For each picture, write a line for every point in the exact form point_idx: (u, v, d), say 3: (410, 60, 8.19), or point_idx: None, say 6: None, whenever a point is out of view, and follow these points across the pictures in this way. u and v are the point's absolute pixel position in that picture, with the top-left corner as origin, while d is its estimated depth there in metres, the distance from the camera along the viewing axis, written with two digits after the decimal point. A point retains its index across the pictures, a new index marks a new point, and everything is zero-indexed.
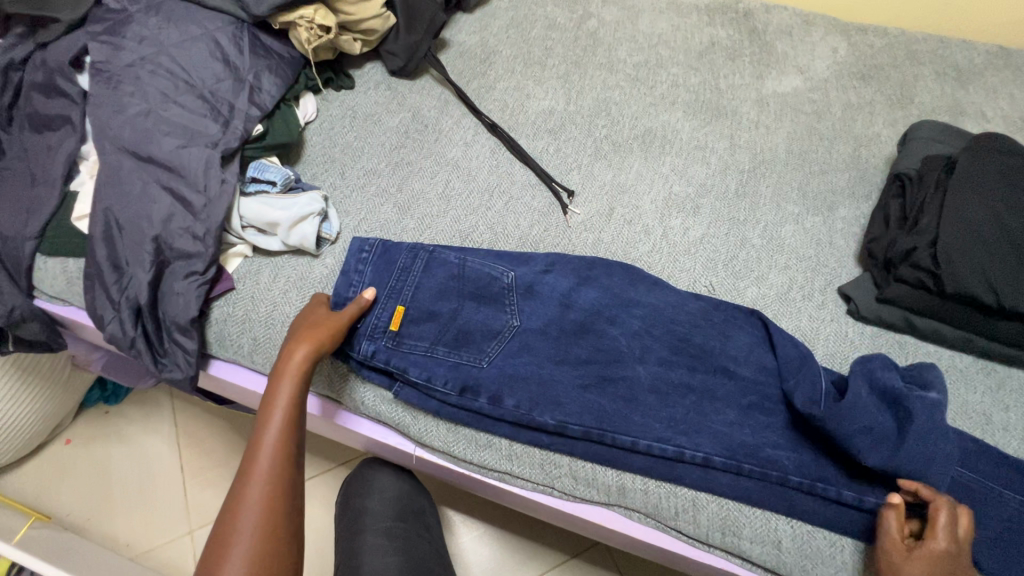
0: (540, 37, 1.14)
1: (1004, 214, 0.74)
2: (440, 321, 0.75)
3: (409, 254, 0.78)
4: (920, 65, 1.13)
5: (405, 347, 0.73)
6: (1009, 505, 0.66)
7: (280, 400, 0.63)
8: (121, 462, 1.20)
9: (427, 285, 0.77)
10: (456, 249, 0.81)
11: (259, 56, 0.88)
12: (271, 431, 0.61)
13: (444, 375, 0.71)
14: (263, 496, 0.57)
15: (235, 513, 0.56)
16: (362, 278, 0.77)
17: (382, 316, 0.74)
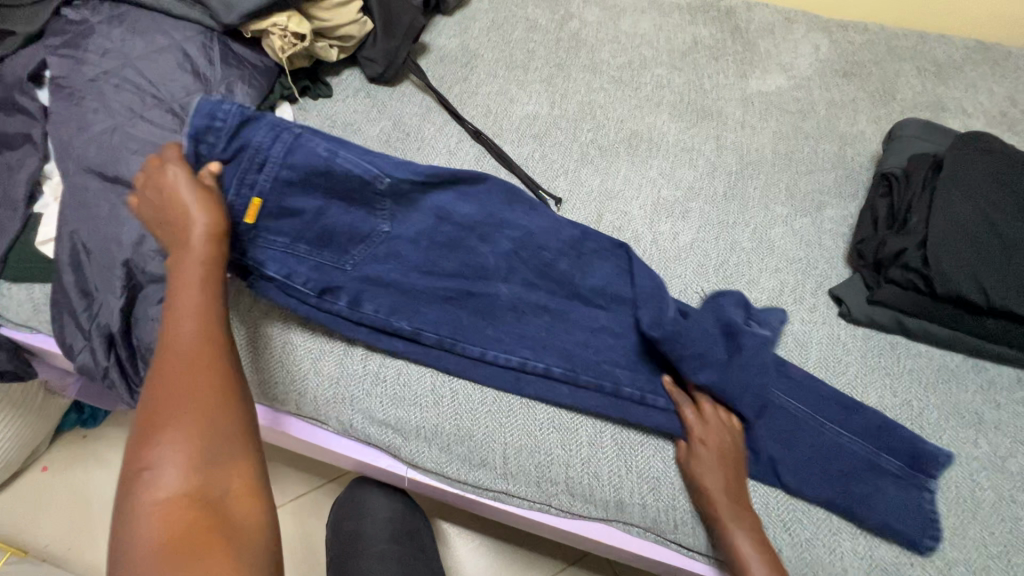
0: (522, 39, 1.12)
1: (991, 213, 0.74)
2: (303, 219, 0.68)
3: (268, 133, 0.66)
4: (901, 60, 1.13)
5: (261, 241, 0.67)
6: (1001, 505, 0.67)
7: (187, 270, 0.54)
8: (101, 487, 1.15)
9: (288, 172, 0.67)
10: (327, 137, 0.69)
11: (230, 66, 0.85)
12: (186, 303, 0.52)
13: (304, 275, 0.68)
14: (192, 369, 0.49)
15: (160, 391, 0.48)
16: (211, 146, 0.63)
17: (235, 200, 0.64)
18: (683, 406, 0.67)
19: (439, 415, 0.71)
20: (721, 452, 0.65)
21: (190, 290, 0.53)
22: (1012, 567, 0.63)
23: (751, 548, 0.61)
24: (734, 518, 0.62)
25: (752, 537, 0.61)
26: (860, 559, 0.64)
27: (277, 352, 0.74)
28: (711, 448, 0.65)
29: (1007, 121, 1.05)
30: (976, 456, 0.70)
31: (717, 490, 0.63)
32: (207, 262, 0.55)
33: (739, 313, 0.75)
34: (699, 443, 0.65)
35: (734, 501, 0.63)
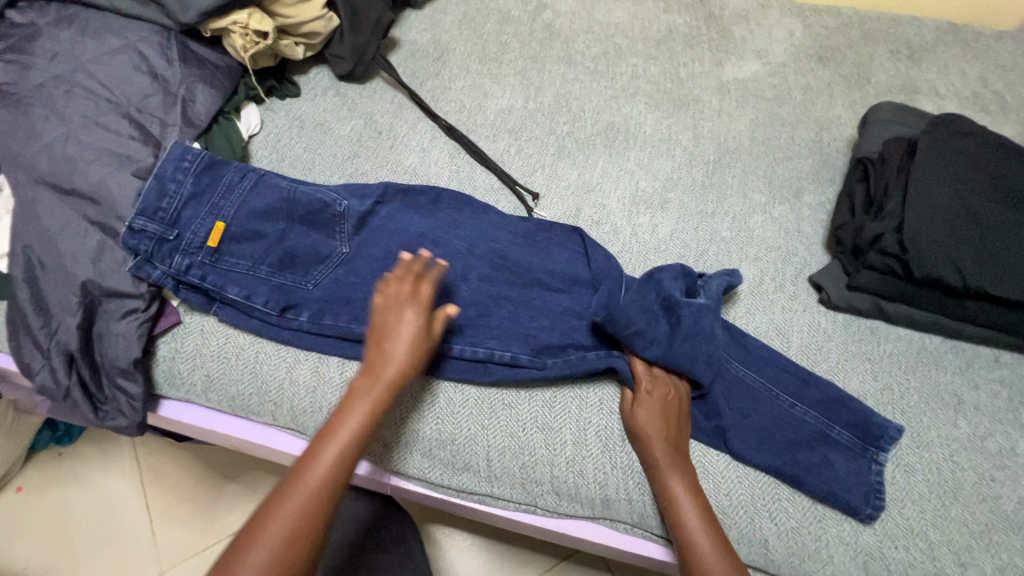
0: (494, 32, 1.10)
1: (966, 195, 0.74)
2: (265, 242, 0.73)
3: (237, 173, 0.75)
4: (874, 44, 1.13)
5: (224, 266, 0.71)
6: (980, 483, 0.68)
7: (359, 404, 0.61)
8: (80, 506, 1.12)
9: (252, 205, 0.74)
10: (291, 178, 0.79)
11: (190, 66, 0.81)
12: (342, 434, 0.59)
13: (265, 293, 0.71)
14: (314, 495, 0.55)
15: (278, 503, 0.54)
16: (179, 189, 0.71)
17: (199, 230, 0.70)
18: (636, 365, 0.69)
19: (421, 420, 0.69)
20: (664, 408, 0.66)
21: (351, 424, 0.60)
22: (992, 545, 0.64)
23: (688, 499, 0.62)
24: (674, 470, 0.63)
25: (688, 487, 0.62)
26: (845, 545, 0.65)
27: (250, 363, 0.72)
28: (656, 405, 0.66)
29: (979, 102, 1.06)
30: (956, 437, 0.71)
31: (660, 442, 0.64)
32: (378, 402, 0.62)
33: (679, 285, 0.72)
34: (644, 399, 0.67)
35: (676, 455, 0.64)
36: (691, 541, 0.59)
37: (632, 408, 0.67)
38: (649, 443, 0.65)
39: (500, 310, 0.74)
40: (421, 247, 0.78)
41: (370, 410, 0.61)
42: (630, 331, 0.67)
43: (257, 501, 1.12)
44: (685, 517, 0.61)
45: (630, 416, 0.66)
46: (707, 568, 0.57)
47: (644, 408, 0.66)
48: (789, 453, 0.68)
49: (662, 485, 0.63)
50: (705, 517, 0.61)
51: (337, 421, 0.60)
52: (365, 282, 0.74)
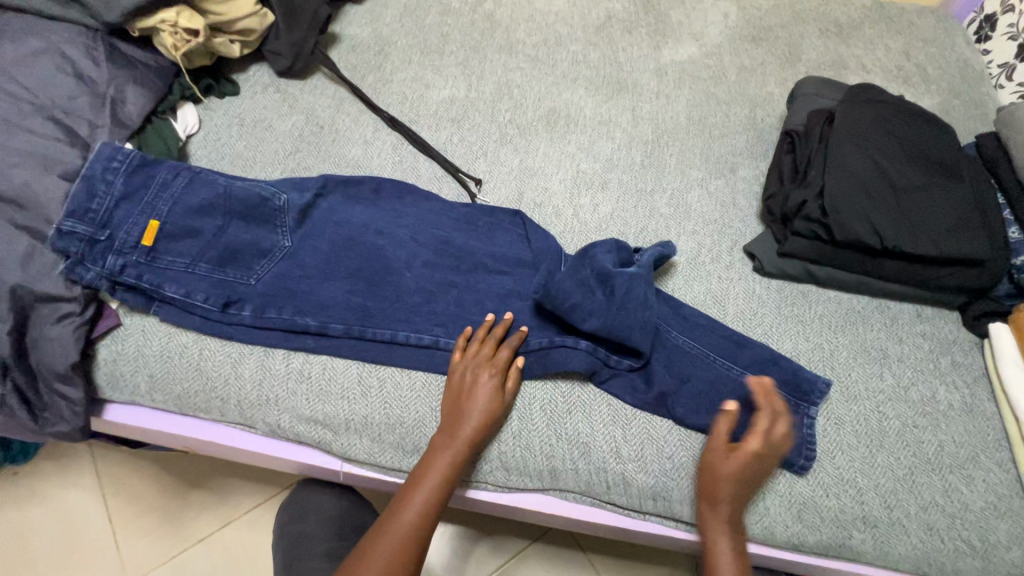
0: (435, 24, 1.11)
1: (880, 160, 0.78)
2: (202, 239, 0.73)
3: (170, 171, 0.74)
4: (804, 23, 1.17)
5: (160, 264, 0.71)
6: (903, 430, 0.72)
7: (441, 455, 0.65)
8: (40, 524, 1.10)
9: (188, 202, 0.74)
10: (228, 174, 0.78)
11: (119, 66, 0.81)
12: (427, 484, 0.64)
13: (204, 290, 0.71)
14: (406, 545, 0.61)
15: (373, 553, 0.60)
16: (108, 189, 0.70)
17: (132, 230, 0.70)
18: (761, 415, 0.64)
19: (369, 405, 0.70)
20: (757, 463, 0.63)
21: (434, 474, 0.64)
22: (915, 487, 0.68)
23: (733, 562, 0.60)
24: (726, 530, 0.61)
25: (733, 548, 0.61)
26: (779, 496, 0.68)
27: (194, 360, 0.72)
28: (760, 459, 0.63)
29: (902, 75, 1.10)
30: (881, 389, 0.75)
31: (722, 504, 0.62)
32: (461, 452, 0.66)
33: (612, 258, 0.74)
34: (747, 451, 0.62)
35: (734, 517, 0.62)
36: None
37: (719, 460, 0.63)
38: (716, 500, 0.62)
39: (444, 294, 0.76)
40: (364, 237, 0.78)
41: (453, 461, 0.65)
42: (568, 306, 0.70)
43: (226, 507, 1.11)
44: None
45: (716, 465, 0.63)
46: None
47: (734, 464, 0.62)
48: (726, 413, 0.71)
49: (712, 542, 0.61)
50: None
51: (424, 471, 0.65)
52: (309, 274, 0.75)
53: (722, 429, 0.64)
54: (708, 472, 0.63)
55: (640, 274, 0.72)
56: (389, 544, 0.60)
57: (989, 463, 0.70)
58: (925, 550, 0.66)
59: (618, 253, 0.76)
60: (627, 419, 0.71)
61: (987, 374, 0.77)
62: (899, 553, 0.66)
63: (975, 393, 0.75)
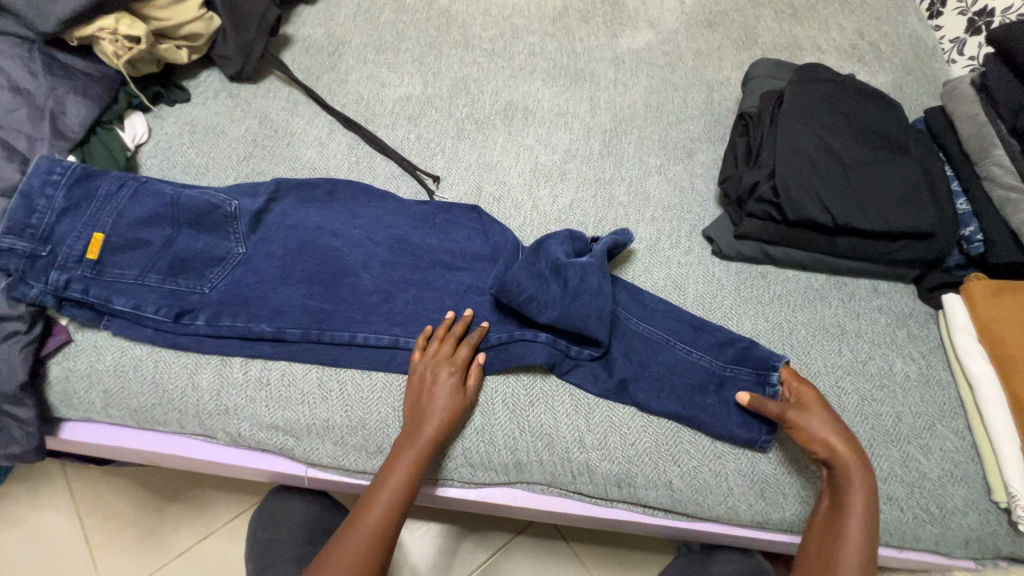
0: (390, 22, 1.09)
1: (828, 139, 0.79)
2: (151, 249, 0.72)
3: (115, 182, 0.73)
4: (760, 6, 1.18)
5: (108, 277, 0.69)
6: (861, 404, 0.73)
7: (403, 457, 0.64)
8: (12, 547, 1.07)
9: (135, 213, 0.72)
10: (177, 183, 0.77)
11: (57, 78, 0.79)
12: (389, 486, 0.63)
13: (155, 301, 0.70)
14: (370, 546, 0.60)
15: (335, 556, 0.59)
16: (49, 204, 0.69)
17: (76, 244, 0.69)
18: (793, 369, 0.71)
19: (330, 409, 0.70)
20: (833, 419, 0.65)
21: (394, 475, 0.63)
22: (874, 459, 0.69)
23: (862, 518, 0.60)
24: (859, 489, 0.61)
25: (868, 505, 0.60)
26: (744, 477, 0.68)
27: (149, 373, 0.70)
28: (833, 418, 0.65)
29: (856, 53, 1.11)
30: (839, 364, 0.76)
31: (851, 459, 0.62)
32: (424, 454, 0.65)
33: (565, 249, 0.75)
34: (815, 408, 0.65)
35: (865, 474, 0.62)
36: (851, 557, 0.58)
37: (806, 420, 0.64)
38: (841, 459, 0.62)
39: (402, 293, 0.75)
40: (320, 239, 0.78)
41: (414, 462, 0.64)
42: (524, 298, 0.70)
43: (203, 520, 1.10)
44: (853, 532, 0.59)
45: (804, 425, 0.64)
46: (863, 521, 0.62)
47: (823, 419, 0.64)
48: (686, 396, 0.71)
49: (842, 500, 0.61)
50: (873, 536, 0.60)
51: (387, 471, 0.64)
52: (265, 280, 0.74)
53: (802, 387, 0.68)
54: (801, 434, 0.64)
55: (596, 263, 0.72)
56: (353, 545, 0.60)
57: (945, 432, 0.72)
58: (886, 520, 0.67)
59: (573, 242, 0.76)
60: (590, 407, 0.71)
61: (943, 345, 0.78)
62: None
63: (931, 364, 0.76)
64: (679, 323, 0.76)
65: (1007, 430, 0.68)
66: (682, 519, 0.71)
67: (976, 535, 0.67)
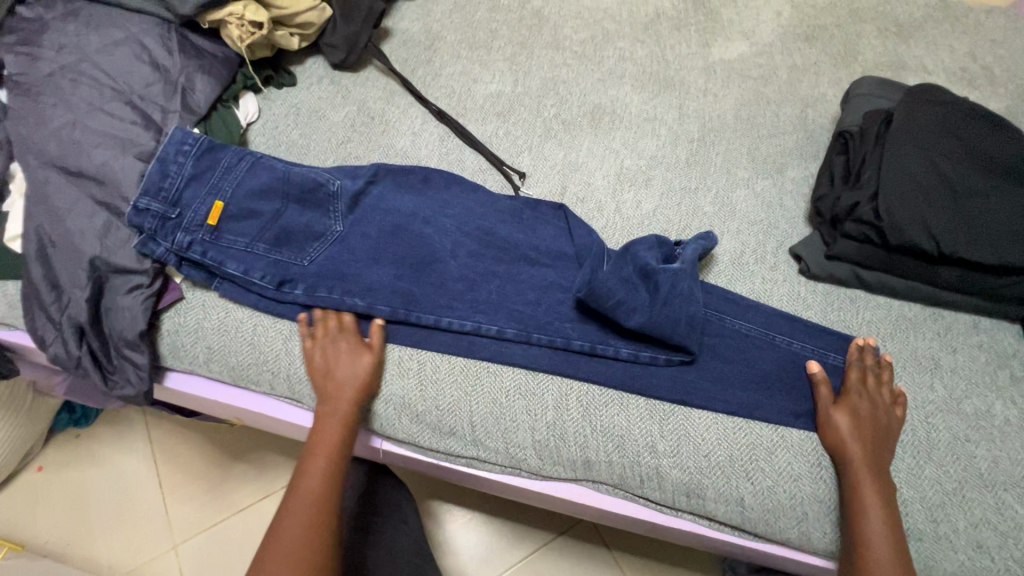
0: (484, 20, 1.12)
1: (939, 164, 0.76)
2: (261, 220, 0.77)
3: (234, 156, 0.79)
4: (863, 22, 1.13)
5: (223, 243, 0.75)
6: (955, 445, 0.69)
7: (331, 419, 0.69)
8: (97, 484, 1.16)
9: (251, 185, 0.78)
10: (286, 160, 0.82)
11: (189, 56, 0.86)
12: (321, 468, 0.66)
13: (262, 269, 0.75)
14: (317, 500, 0.64)
15: (290, 507, 0.63)
16: (179, 171, 0.75)
17: (199, 210, 0.75)
18: (852, 367, 0.71)
19: (412, 387, 0.73)
20: (868, 418, 0.67)
21: (321, 458, 0.67)
22: (964, 502, 0.66)
23: (878, 514, 0.62)
24: (874, 489, 0.63)
25: (880, 496, 0.63)
26: (822, 507, 0.66)
27: (249, 335, 0.76)
28: (882, 418, 0.68)
29: (967, 76, 1.05)
30: (931, 399, 0.72)
31: (859, 455, 0.65)
32: (346, 413, 0.69)
33: (654, 257, 0.75)
34: (852, 404, 0.68)
35: (877, 478, 0.64)
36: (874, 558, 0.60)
37: (849, 412, 0.67)
38: (847, 455, 0.65)
39: (486, 283, 0.77)
40: (411, 225, 0.81)
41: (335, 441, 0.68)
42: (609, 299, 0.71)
43: (265, 480, 1.16)
44: (869, 519, 0.62)
45: (850, 404, 0.68)
46: (870, 517, 0.62)
47: (851, 418, 0.67)
48: (763, 414, 0.70)
49: (855, 496, 0.63)
50: (890, 535, 0.61)
51: (313, 448, 0.68)
52: (359, 258, 0.78)
53: (850, 373, 0.71)
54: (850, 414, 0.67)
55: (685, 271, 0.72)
56: (307, 495, 0.64)
57: None
58: (974, 568, 0.64)
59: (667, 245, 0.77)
60: (664, 414, 0.71)
61: None
62: (942, 570, 0.64)
63: None
64: (760, 340, 0.74)
65: None
66: (748, 538, 0.69)
67: None
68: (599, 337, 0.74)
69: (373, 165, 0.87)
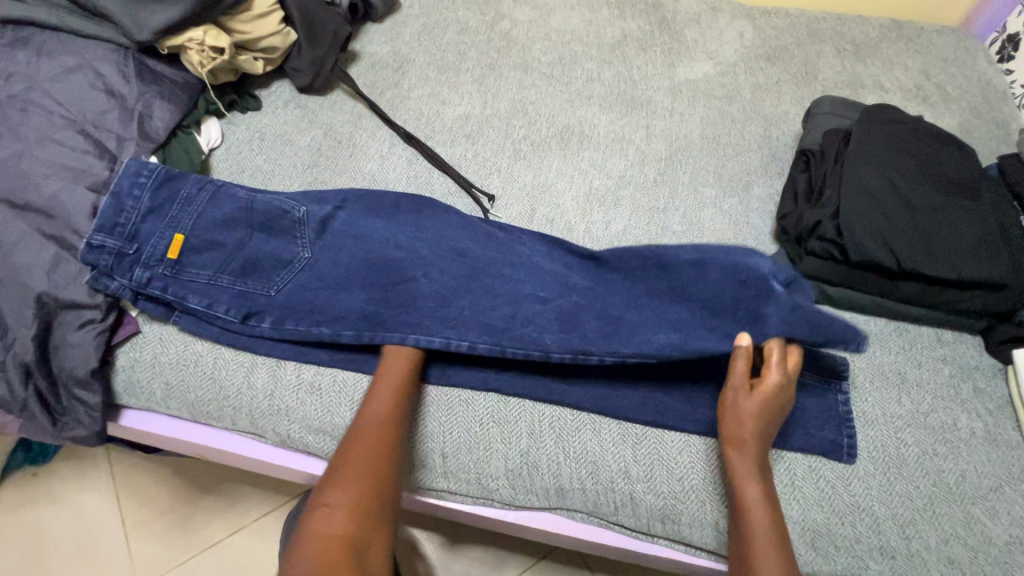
0: (452, 42, 1.12)
1: (897, 181, 0.78)
2: (224, 251, 0.76)
3: (194, 185, 0.77)
4: (822, 42, 1.17)
5: (184, 276, 0.73)
6: (925, 460, 0.70)
7: (389, 369, 0.69)
8: (54, 525, 1.10)
9: (212, 215, 0.76)
10: (249, 187, 0.81)
11: (147, 83, 0.84)
12: (378, 403, 0.66)
13: (226, 301, 0.73)
14: (372, 444, 0.62)
15: (348, 451, 0.61)
16: (136, 204, 0.73)
17: (158, 243, 0.73)
18: (772, 350, 0.66)
19: None
20: (774, 400, 0.64)
21: (383, 385, 0.67)
22: (934, 517, 0.66)
23: (761, 505, 0.61)
24: (750, 475, 0.62)
25: (762, 493, 0.61)
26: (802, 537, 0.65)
27: (209, 369, 0.73)
28: (771, 404, 0.64)
29: (921, 94, 1.09)
30: (899, 414, 0.73)
31: (746, 444, 0.63)
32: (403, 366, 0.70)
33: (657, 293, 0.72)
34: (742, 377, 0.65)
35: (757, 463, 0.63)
36: (760, 552, 0.57)
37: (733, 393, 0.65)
38: (735, 441, 0.64)
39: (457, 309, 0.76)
40: (380, 251, 0.79)
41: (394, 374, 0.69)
42: (618, 318, 0.72)
43: (234, 514, 1.12)
44: (755, 523, 0.60)
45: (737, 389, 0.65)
46: (752, 516, 0.60)
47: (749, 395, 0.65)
48: None
49: (737, 498, 0.62)
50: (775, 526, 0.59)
51: (374, 389, 0.67)
52: (326, 284, 0.76)
53: (769, 352, 0.66)
54: (767, 401, 0.64)
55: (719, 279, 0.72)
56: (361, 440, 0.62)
57: (1014, 495, 0.68)
58: None
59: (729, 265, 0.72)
60: (637, 438, 0.70)
61: (1012, 402, 0.74)
62: None
63: (998, 421, 0.73)
64: None
65: None
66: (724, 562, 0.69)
67: None
68: (574, 364, 0.72)
69: (340, 190, 0.86)
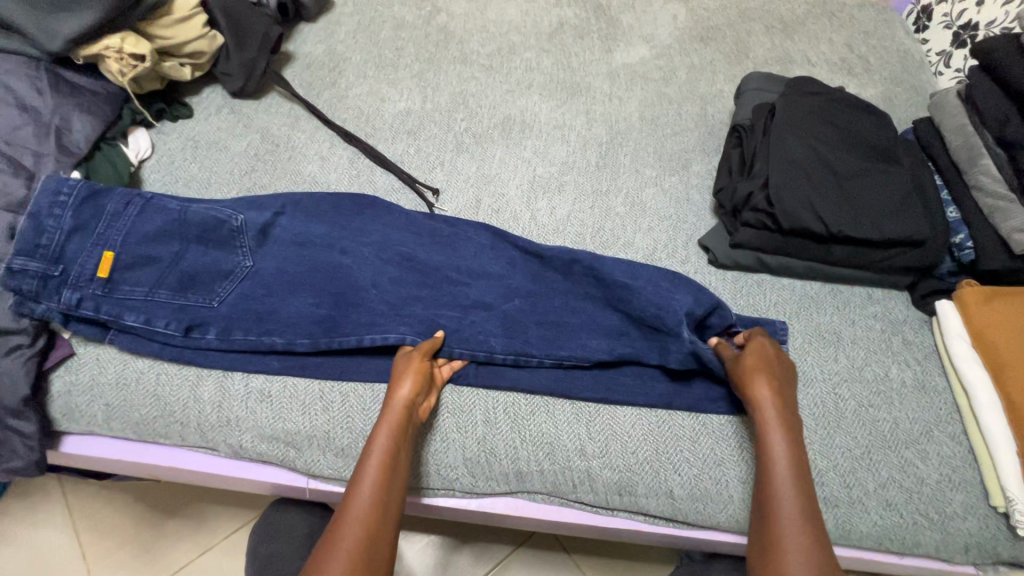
0: (389, 38, 1.11)
1: (821, 150, 0.81)
2: (160, 265, 0.73)
3: (120, 201, 0.75)
4: (751, 21, 1.20)
5: (118, 294, 0.70)
6: (861, 413, 0.73)
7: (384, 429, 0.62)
8: (6, 566, 1.05)
9: (143, 229, 0.74)
10: (181, 198, 0.79)
11: (63, 95, 0.80)
12: (370, 470, 0.59)
13: (166, 316, 0.71)
14: (365, 523, 0.55)
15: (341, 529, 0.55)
16: (58, 224, 0.70)
17: (86, 263, 0.70)
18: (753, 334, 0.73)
19: (334, 423, 0.70)
20: (771, 366, 0.68)
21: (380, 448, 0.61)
22: (872, 464, 0.70)
23: (788, 482, 0.59)
24: (782, 454, 0.61)
25: (798, 475, 0.60)
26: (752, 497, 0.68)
27: (151, 386, 0.71)
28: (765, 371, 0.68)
29: (845, 66, 1.14)
30: (836, 370, 0.77)
31: (773, 419, 0.64)
32: (398, 424, 0.63)
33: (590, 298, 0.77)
34: (754, 354, 0.69)
35: (793, 446, 0.62)
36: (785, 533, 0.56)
37: (747, 370, 0.68)
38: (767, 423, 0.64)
39: (406, 304, 0.75)
40: (324, 253, 0.78)
41: (395, 431, 0.62)
42: (560, 324, 0.75)
43: (202, 534, 1.09)
44: (781, 500, 0.58)
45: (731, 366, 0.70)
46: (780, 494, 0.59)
47: (756, 365, 0.68)
48: (684, 404, 0.72)
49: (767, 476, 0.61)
50: (801, 503, 0.57)
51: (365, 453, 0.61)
52: (271, 293, 0.75)
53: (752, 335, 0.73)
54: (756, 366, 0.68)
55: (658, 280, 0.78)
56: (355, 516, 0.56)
57: (942, 437, 0.72)
58: (887, 526, 0.67)
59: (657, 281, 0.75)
60: (590, 415, 0.72)
61: (937, 350, 0.79)
62: (860, 531, 0.67)
63: (926, 369, 0.77)
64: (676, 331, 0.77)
65: (1002, 435, 0.69)
66: (682, 528, 0.71)
67: (975, 539, 0.67)
68: (523, 351, 0.73)
69: (280, 195, 0.84)
